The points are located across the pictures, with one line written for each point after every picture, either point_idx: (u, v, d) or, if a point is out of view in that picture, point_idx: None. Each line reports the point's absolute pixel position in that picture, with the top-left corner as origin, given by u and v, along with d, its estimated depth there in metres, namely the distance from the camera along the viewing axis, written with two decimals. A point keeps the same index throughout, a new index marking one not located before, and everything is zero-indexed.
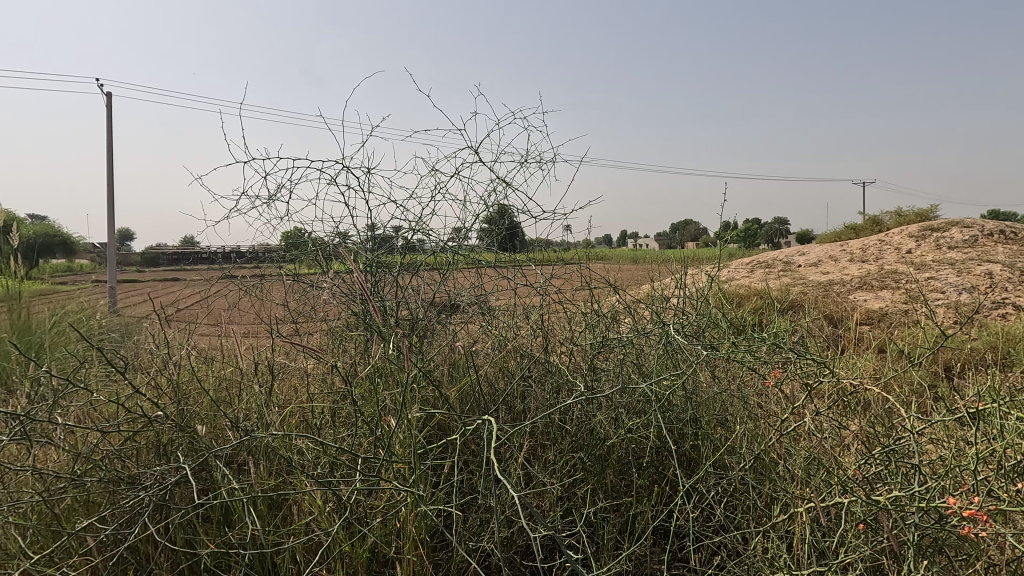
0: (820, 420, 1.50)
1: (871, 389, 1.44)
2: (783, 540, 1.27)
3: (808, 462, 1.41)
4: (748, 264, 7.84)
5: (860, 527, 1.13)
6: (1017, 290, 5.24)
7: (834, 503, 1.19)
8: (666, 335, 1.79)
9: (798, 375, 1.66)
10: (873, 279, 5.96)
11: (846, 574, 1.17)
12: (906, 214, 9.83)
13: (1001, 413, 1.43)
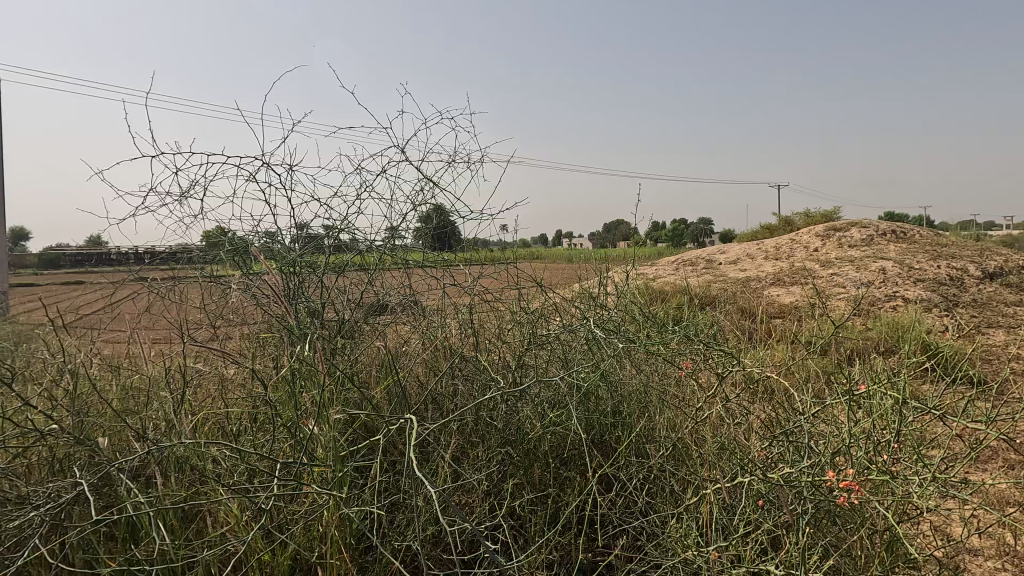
0: (728, 406, 1.61)
1: (771, 376, 1.57)
2: (694, 520, 1.36)
3: (717, 447, 1.51)
4: (674, 262, 8.21)
5: (758, 503, 1.23)
6: (905, 284, 5.80)
7: (735, 483, 1.30)
8: (589, 331, 1.86)
9: (710, 365, 1.76)
10: (784, 276, 6.40)
11: (748, 549, 1.27)
12: (814, 215, 10.64)
13: (882, 394, 1.60)
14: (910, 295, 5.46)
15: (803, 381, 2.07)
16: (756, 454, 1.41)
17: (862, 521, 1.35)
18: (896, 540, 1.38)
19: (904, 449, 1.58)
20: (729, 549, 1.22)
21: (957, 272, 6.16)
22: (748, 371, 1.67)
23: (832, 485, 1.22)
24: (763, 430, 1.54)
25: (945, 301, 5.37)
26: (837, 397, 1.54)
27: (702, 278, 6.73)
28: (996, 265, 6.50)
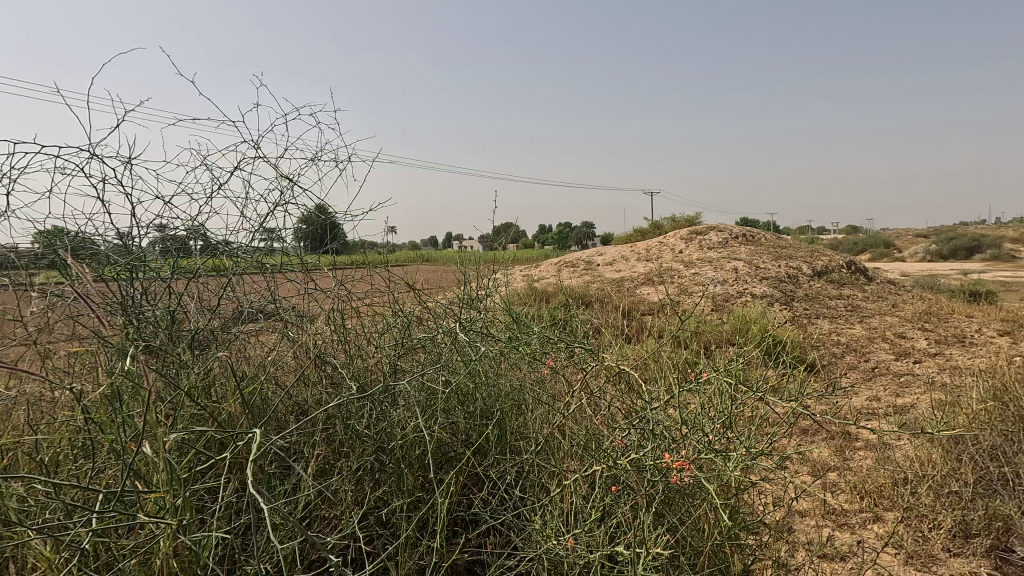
0: (589, 400, 1.71)
1: (623, 367, 1.69)
2: (557, 510, 1.43)
3: (578, 438, 1.59)
4: (557, 263, 8.57)
5: (606, 489, 1.33)
6: (753, 281, 6.55)
7: (588, 472, 1.39)
8: (457, 332, 1.86)
9: (573, 361, 1.85)
10: (654, 276, 6.93)
11: (603, 533, 1.36)
12: (680, 220, 11.66)
13: (717, 381, 1.80)
14: (757, 291, 6.18)
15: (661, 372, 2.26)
16: (612, 444, 1.51)
17: (697, 496, 1.51)
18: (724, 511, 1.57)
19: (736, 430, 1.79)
20: (584, 534, 1.30)
21: (793, 270, 7.07)
22: (608, 366, 1.78)
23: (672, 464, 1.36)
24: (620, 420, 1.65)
25: (783, 297, 6.15)
26: (680, 387, 1.71)
27: (581, 279, 7.08)
28: (822, 264, 7.55)
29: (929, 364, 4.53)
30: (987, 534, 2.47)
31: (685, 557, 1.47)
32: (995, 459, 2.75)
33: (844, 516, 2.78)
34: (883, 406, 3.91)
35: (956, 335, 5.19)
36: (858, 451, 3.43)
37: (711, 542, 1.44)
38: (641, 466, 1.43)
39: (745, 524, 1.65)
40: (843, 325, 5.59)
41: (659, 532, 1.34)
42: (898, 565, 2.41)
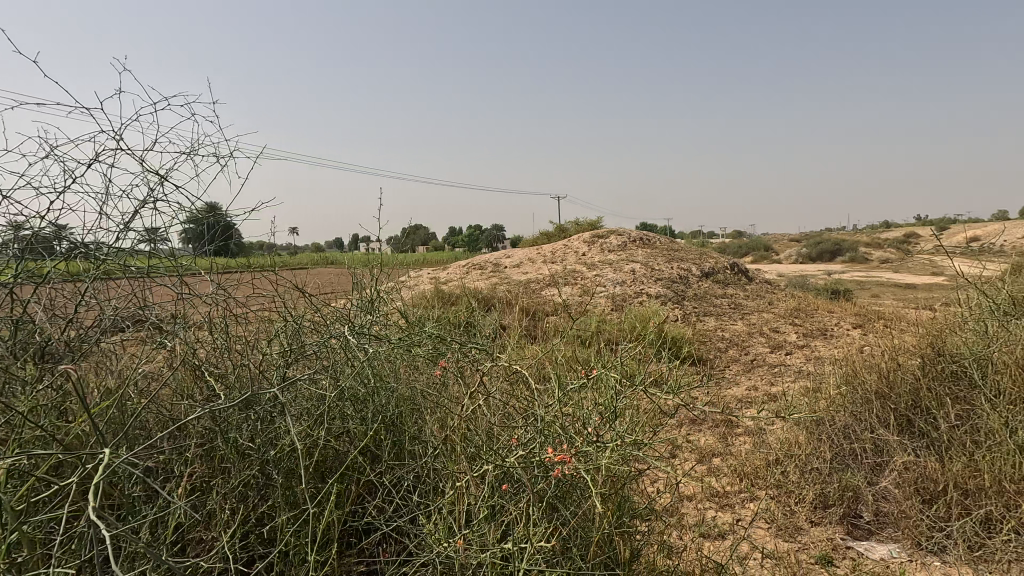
0: (482, 401, 1.73)
1: (513, 366, 1.73)
2: (449, 513, 1.44)
3: (470, 439, 1.61)
4: (465, 266, 8.60)
5: (493, 488, 1.36)
6: (649, 282, 6.96)
7: (477, 473, 1.41)
8: (348, 338, 1.81)
9: (467, 362, 1.87)
10: (558, 278, 7.17)
11: (493, 532, 1.38)
12: (584, 224, 12.13)
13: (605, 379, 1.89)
14: (652, 292, 6.57)
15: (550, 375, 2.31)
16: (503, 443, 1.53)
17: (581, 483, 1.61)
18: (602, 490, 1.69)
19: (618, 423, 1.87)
20: (473, 535, 1.32)
21: (684, 272, 7.59)
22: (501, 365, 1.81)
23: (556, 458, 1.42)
24: (513, 418, 1.68)
25: (675, 297, 6.59)
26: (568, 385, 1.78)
27: (489, 281, 7.16)
28: (710, 266, 8.18)
29: (798, 355, 5.05)
30: (840, 504, 2.79)
31: (574, 548, 1.53)
32: (847, 438, 3.11)
33: (726, 497, 3.04)
34: (760, 394, 4.30)
35: (819, 329, 5.82)
36: (739, 437, 3.75)
37: (598, 530, 1.51)
38: (530, 463, 1.48)
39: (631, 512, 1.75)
40: (727, 322, 6.09)
41: (546, 526, 1.39)
42: (769, 538, 2.67)
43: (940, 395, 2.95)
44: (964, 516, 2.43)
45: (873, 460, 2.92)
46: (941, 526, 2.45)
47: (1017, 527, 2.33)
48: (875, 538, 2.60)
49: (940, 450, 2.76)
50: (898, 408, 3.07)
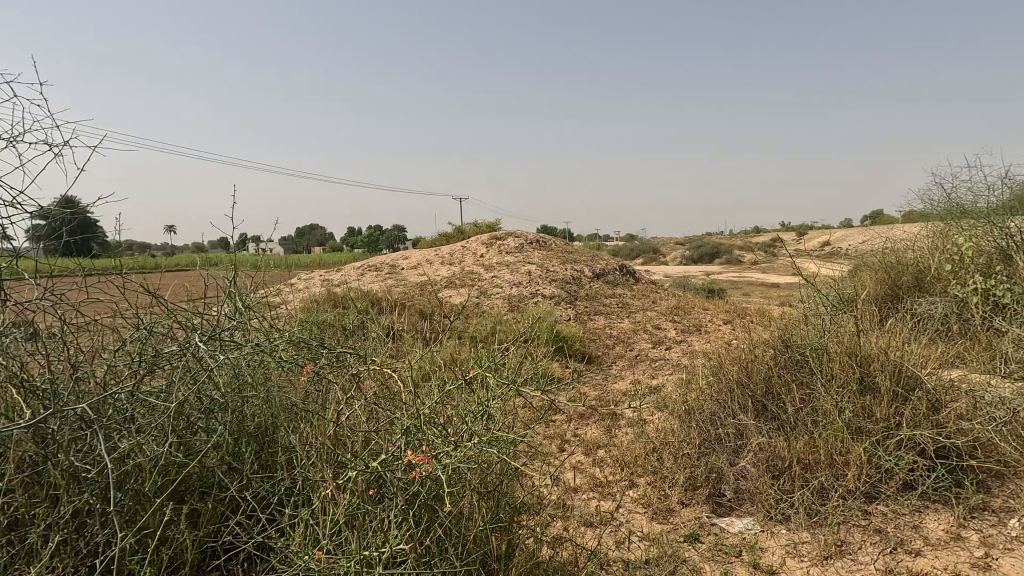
0: (352, 407, 1.70)
1: (383, 369, 1.72)
2: (310, 524, 1.40)
3: (336, 445, 1.57)
4: (360, 267, 8.35)
5: (351, 494, 1.34)
6: (544, 283, 7.18)
7: (338, 480, 1.38)
8: (202, 345, 1.69)
9: (337, 367, 1.82)
10: (456, 280, 7.18)
11: (355, 538, 1.37)
12: (482, 226, 12.25)
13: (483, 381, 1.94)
14: (546, 293, 6.79)
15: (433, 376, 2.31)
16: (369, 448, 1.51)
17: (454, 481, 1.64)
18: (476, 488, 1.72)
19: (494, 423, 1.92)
20: (334, 544, 1.30)
21: (577, 273, 7.92)
22: (376, 369, 1.78)
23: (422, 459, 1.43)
24: (386, 422, 1.67)
25: (568, 297, 6.86)
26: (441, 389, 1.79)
27: (385, 283, 7.01)
28: (601, 267, 8.60)
29: (676, 350, 5.45)
30: (706, 485, 3.05)
31: (444, 548, 1.54)
32: (713, 424, 3.42)
33: (607, 486, 3.22)
34: (641, 387, 4.60)
35: (695, 325, 6.33)
36: (622, 428, 3.98)
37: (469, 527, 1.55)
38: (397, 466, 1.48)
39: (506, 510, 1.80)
40: (615, 320, 6.44)
41: (409, 528, 1.40)
42: (644, 521, 2.86)
43: (787, 381, 3.32)
44: (803, 488, 2.77)
45: (733, 443, 3.23)
46: (786, 498, 2.78)
47: (844, 493, 2.70)
48: (734, 513, 2.88)
49: (787, 430, 3.10)
50: (755, 394, 3.41)
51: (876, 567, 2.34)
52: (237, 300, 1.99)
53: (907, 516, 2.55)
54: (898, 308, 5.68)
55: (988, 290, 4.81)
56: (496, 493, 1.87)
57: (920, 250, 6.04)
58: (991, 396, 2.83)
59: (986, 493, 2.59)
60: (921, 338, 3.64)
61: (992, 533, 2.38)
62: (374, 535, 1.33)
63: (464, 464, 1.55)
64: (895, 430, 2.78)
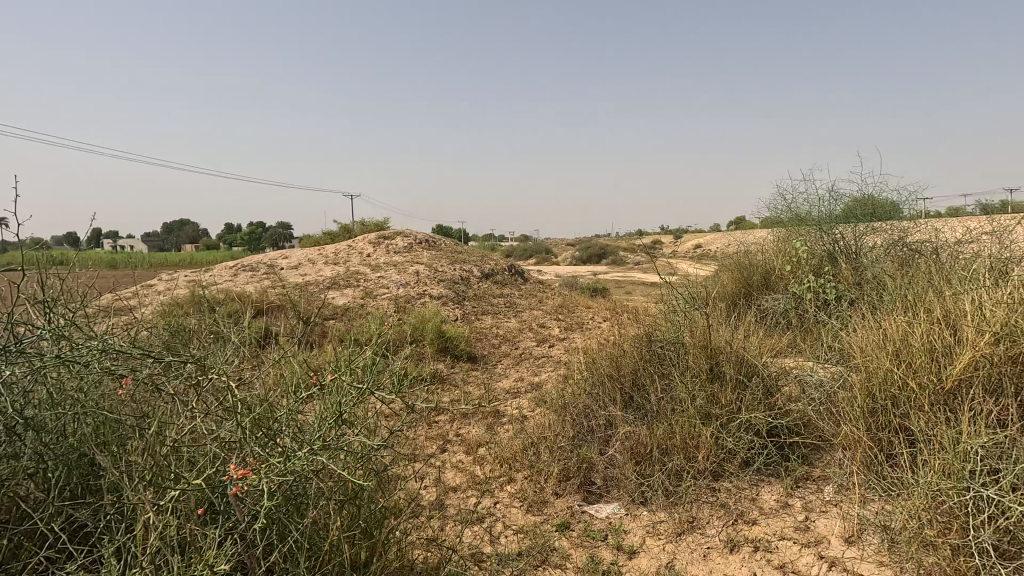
0: (186, 420, 1.57)
1: (222, 379, 1.61)
2: (122, 552, 1.28)
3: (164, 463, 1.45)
4: (233, 266, 7.74)
5: (165, 517, 1.24)
6: (431, 283, 7.13)
7: (153, 502, 1.28)
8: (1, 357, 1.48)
9: (173, 377, 1.68)
10: (339, 281, 6.91)
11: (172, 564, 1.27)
12: (371, 225, 11.88)
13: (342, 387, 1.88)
14: (434, 293, 6.75)
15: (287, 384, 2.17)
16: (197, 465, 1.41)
17: (299, 489, 1.58)
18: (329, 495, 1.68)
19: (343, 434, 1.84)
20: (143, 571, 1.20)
21: (466, 274, 7.95)
22: (218, 378, 1.67)
23: (249, 473, 1.36)
24: (226, 434, 1.57)
25: (456, 298, 6.88)
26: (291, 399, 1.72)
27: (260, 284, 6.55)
28: (490, 267, 8.71)
29: (558, 347, 5.67)
30: (578, 474, 3.20)
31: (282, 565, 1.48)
32: (586, 417, 3.60)
33: (486, 483, 3.26)
34: (524, 385, 4.72)
35: (577, 323, 6.63)
36: (503, 425, 4.05)
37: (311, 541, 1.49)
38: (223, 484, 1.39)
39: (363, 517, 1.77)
40: (502, 319, 6.55)
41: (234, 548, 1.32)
42: (520, 514, 2.94)
43: (651, 372, 3.58)
44: (661, 471, 3.01)
45: (603, 433, 3.43)
46: (647, 482, 3.00)
47: (695, 474, 2.97)
48: (603, 500, 3.05)
49: (650, 419, 3.35)
50: (623, 387, 3.65)
51: (719, 538, 2.60)
52: (51, 304, 1.78)
53: (746, 490, 2.86)
54: (750, 305, 6.35)
55: (818, 288, 5.52)
56: (355, 499, 1.83)
57: (768, 253, 6.81)
58: (812, 380, 3.26)
59: (808, 464, 2.98)
60: (761, 332, 4.10)
61: (812, 498, 2.74)
62: (196, 558, 1.25)
63: (307, 471, 1.49)
64: (737, 414, 3.12)
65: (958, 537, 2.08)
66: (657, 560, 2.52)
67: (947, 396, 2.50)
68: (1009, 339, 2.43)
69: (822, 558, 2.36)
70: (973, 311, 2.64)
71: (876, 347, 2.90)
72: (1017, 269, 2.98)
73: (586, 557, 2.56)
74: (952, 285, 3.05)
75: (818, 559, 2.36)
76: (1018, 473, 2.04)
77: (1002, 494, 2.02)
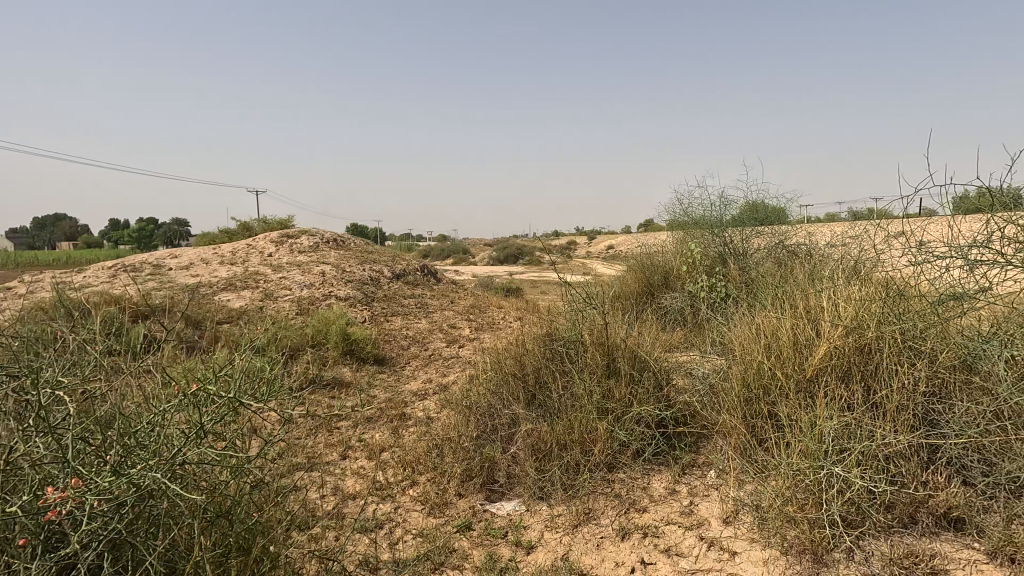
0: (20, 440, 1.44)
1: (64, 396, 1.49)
2: None
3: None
4: (112, 267, 7.03)
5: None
6: (338, 284, 6.88)
7: None
8: None
9: (9, 391, 1.53)
10: (236, 282, 6.48)
11: None
12: (274, 223, 11.27)
13: (216, 399, 1.79)
14: (340, 295, 6.52)
15: (145, 396, 1.95)
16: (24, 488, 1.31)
17: (152, 508, 1.46)
18: (194, 514, 1.55)
19: (207, 446, 1.69)
20: None
21: (375, 274, 7.75)
22: (63, 391, 1.54)
23: (62, 497, 1.26)
24: (67, 451, 1.45)
25: (364, 299, 6.69)
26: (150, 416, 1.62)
27: (143, 286, 6.00)
28: (401, 268, 8.55)
29: (468, 348, 5.67)
30: (481, 474, 3.22)
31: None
32: (491, 417, 3.63)
33: (387, 488, 3.19)
34: (431, 386, 4.68)
35: (488, 323, 6.67)
36: (408, 427, 3.99)
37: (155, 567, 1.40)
38: (45, 509, 1.28)
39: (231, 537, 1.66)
40: (412, 320, 6.46)
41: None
42: (421, 518, 2.91)
43: (552, 370, 3.68)
44: (560, 466, 3.09)
45: (506, 431, 3.47)
46: (546, 477, 3.07)
47: (591, 467, 3.08)
48: (505, 497, 3.09)
49: (551, 415, 3.44)
50: (527, 385, 3.72)
51: (612, 527, 2.71)
52: None
53: (638, 479, 3.01)
54: (651, 303, 6.69)
55: (711, 287, 5.92)
56: (231, 515, 1.69)
57: (667, 254, 7.21)
58: (699, 373, 3.50)
59: (695, 451, 3.19)
60: (656, 329, 4.34)
61: (697, 483, 2.93)
62: None
63: (144, 490, 1.37)
64: (630, 407, 3.28)
65: (813, 512, 2.30)
66: (553, 553, 2.59)
67: (808, 384, 2.77)
68: (857, 332, 2.75)
69: (703, 539, 2.53)
70: (830, 307, 2.96)
71: (751, 341, 3.16)
72: (866, 269, 3.37)
73: (484, 556, 2.57)
74: (814, 285, 3.39)
75: (699, 540, 2.53)
76: (860, 451, 2.33)
77: (847, 470, 2.27)
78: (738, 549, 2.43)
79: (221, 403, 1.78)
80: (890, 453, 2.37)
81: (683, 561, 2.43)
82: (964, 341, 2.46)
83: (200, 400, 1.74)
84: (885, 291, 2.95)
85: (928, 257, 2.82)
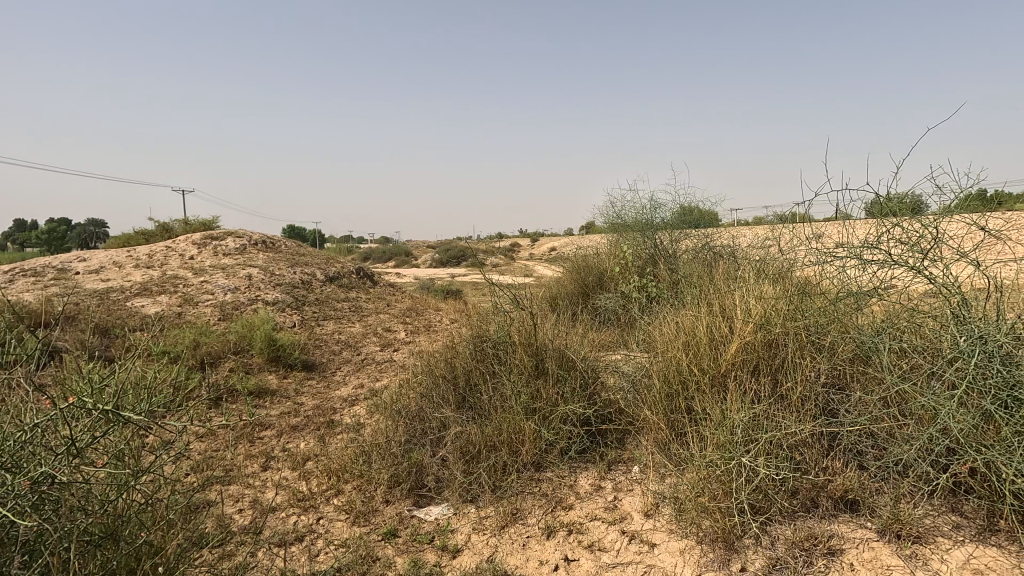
0: None
1: None
2: None
3: None
4: (8, 271, 6.45)
5: None
6: (265, 287, 6.61)
7: None
8: None
9: None
10: (152, 286, 6.09)
11: None
12: (197, 224, 10.71)
13: (99, 411, 1.64)
14: (266, 298, 6.26)
15: (22, 408, 1.77)
16: None
17: (14, 534, 1.34)
18: (69, 537, 1.42)
19: (87, 464, 1.55)
20: None
21: (306, 277, 7.50)
22: None
23: None
24: None
25: (294, 303, 6.44)
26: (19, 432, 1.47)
27: (44, 291, 5.54)
28: (335, 270, 8.32)
29: (402, 351, 5.58)
30: (409, 479, 3.15)
31: None
32: (420, 420, 3.57)
33: (311, 498, 3.08)
34: (362, 392, 4.56)
35: (424, 326, 6.58)
36: (336, 433, 3.87)
37: None
38: None
39: (116, 560, 1.54)
40: (345, 324, 6.28)
41: None
42: (344, 527, 2.82)
43: (482, 372, 3.68)
44: (488, 468, 3.09)
45: (435, 434, 3.43)
46: (474, 479, 3.06)
47: (519, 468, 3.11)
48: (433, 502, 3.05)
49: (480, 417, 3.43)
50: (457, 388, 3.69)
51: (538, 526, 2.73)
52: None
53: (565, 477, 3.05)
54: (586, 304, 6.82)
55: (642, 287, 6.09)
56: (118, 536, 1.58)
57: (602, 255, 7.37)
58: (625, 371, 3.59)
59: (620, 447, 3.27)
60: (586, 328, 4.42)
61: (621, 479, 3.00)
62: None
63: None
64: (557, 406, 3.32)
65: (724, 500, 2.41)
66: (479, 555, 2.58)
67: (722, 378, 2.90)
68: (765, 328, 2.90)
69: (624, 532, 2.59)
70: (742, 305, 3.10)
71: (671, 338, 3.28)
72: (776, 269, 3.57)
73: (408, 563, 2.52)
74: (729, 284, 3.56)
75: (621, 534, 2.59)
76: (768, 441, 2.44)
77: (755, 460, 2.39)
78: (657, 540, 2.50)
79: (102, 416, 1.62)
80: (794, 442, 2.52)
81: (605, 556, 2.48)
82: (858, 336, 2.65)
83: (72, 412, 1.58)
84: (791, 289, 3.14)
85: (829, 257, 3.02)
